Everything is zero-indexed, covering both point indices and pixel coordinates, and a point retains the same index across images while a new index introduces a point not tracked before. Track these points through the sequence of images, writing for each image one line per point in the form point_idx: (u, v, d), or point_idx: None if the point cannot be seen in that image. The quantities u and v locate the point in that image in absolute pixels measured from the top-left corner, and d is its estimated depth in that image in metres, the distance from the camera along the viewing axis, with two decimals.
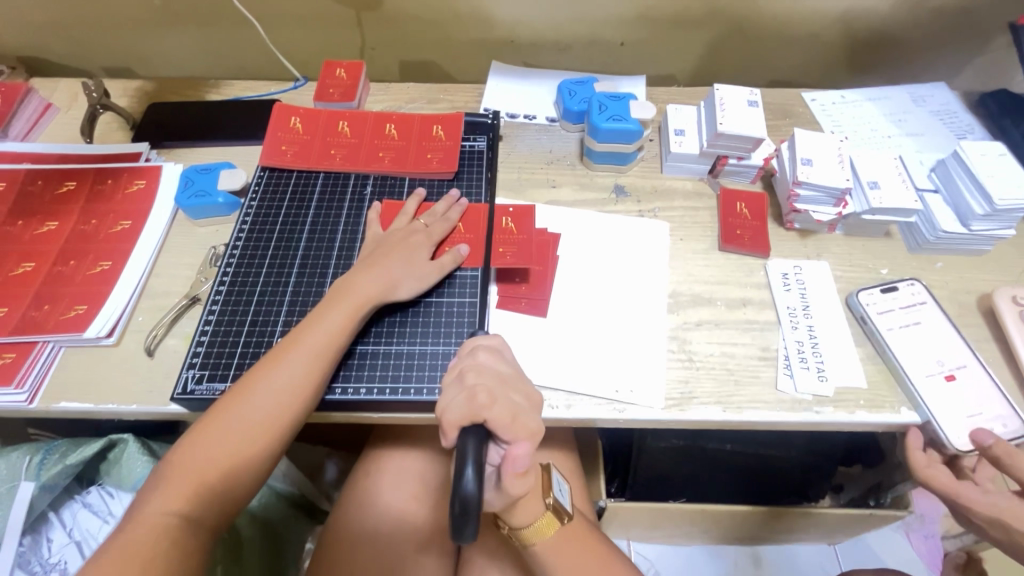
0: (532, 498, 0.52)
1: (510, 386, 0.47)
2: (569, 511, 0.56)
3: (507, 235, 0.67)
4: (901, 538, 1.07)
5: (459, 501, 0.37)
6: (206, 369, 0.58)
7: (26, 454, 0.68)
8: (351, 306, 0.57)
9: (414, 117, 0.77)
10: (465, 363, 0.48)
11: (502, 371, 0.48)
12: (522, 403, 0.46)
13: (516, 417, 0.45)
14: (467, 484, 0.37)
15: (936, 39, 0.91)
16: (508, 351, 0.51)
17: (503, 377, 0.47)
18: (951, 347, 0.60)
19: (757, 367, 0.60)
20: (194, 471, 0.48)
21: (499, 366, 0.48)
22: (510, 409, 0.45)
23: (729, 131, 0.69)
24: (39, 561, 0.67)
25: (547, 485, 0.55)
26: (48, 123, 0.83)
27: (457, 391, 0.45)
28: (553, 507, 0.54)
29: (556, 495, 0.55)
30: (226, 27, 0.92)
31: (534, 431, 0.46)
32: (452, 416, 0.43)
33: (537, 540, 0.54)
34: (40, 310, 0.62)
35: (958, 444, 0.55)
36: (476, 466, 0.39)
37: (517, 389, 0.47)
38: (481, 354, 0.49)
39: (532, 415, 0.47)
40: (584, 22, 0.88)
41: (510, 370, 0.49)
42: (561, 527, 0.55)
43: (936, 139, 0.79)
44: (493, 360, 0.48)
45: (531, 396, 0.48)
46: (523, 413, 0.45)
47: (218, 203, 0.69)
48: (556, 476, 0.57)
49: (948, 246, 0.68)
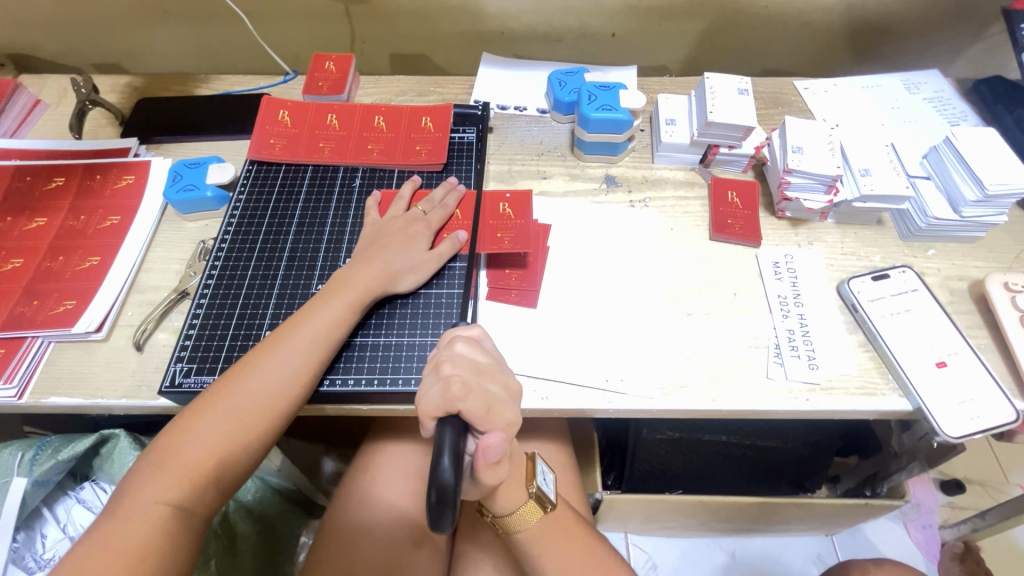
0: (513, 485, 0.53)
1: (487, 376, 0.46)
2: (552, 499, 0.56)
3: (505, 221, 0.66)
4: (898, 528, 1.07)
5: (435, 490, 0.37)
6: (194, 362, 0.58)
7: (19, 450, 0.68)
8: (352, 297, 0.57)
9: (403, 109, 0.77)
10: (442, 354, 0.47)
11: (480, 361, 0.47)
12: (499, 394, 0.46)
13: (491, 408, 0.44)
14: (443, 474, 0.37)
15: (930, 25, 0.91)
16: (486, 341, 0.51)
17: (479, 367, 0.47)
18: (943, 334, 0.59)
19: (748, 355, 0.60)
20: (188, 457, 0.48)
21: (475, 355, 0.48)
22: (486, 400, 0.44)
23: (719, 120, 0.68)
24: (33, 557, 0.67)
25: (531, 474, 0.55)
26: (37, 120, 0.82)
27: (433, 383, 0.45)
28: (536, 496, 0.54)
29: (540, 484, 0.55)
30: (216, 22, 0.92)
31: (510, 422, 0.46)
32: (428, 407, 0.43)
33: (520, 528, 0.54)
34: (30, 305, 0.62)
35: (949, 430, 0.54)
36: (453, 455, 0.39)
37: (493, 379, 0.47)
38: (459, 344, 0.48)
39: (509, 406, 0.47)
40: (575, 14, 0.87)
41: (488, 360, 0.48)
42: (544, 515, 0.55)
43: (929, 126, 0.78)
44: (471, 350, 0.48)
45: (509, 386, 0.48)
46: (498, 404, 0.45)
47: (207, 197, 0.69)
48: (540, 465, 0.56)
49: (939, 233, 0.68)
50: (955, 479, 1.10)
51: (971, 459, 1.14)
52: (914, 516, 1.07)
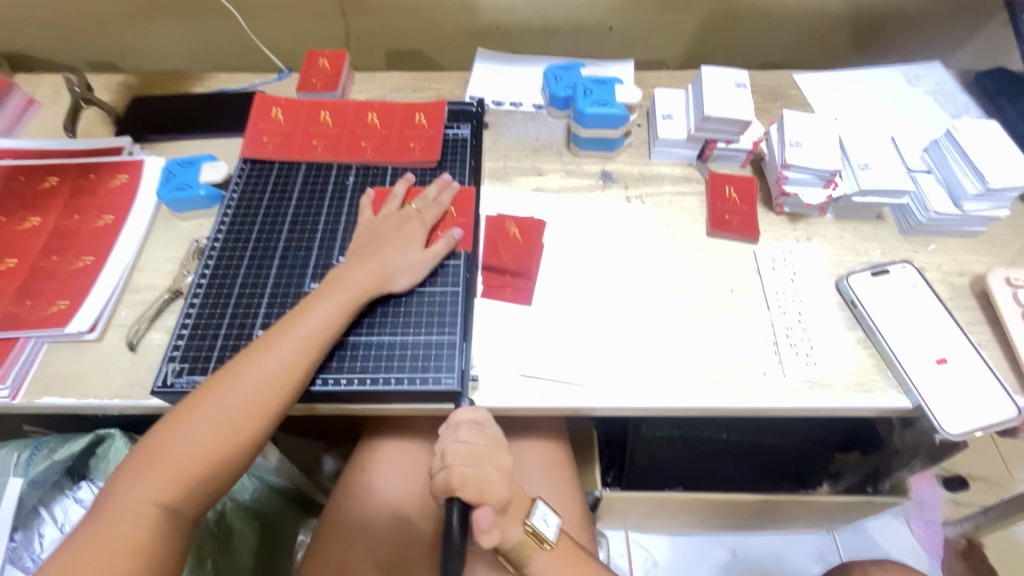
0: (507, 523, 0.53)
1: (485, 460, 0.50)
2: (552, 538, 0.55)
3: (510, 241, 0.66)
4: (901, 524, 1.07)
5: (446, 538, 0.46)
6: (187, 362, 0.57)
7: (15, 450, 0.68)
8: (346, 296, 0.57)
9: (398, 106, 0.76)
10: (445, 437, 0.51)
11: (480, 445, 0.51)
12: (495, 474, 0.51)
13: (485, 491, 0.49)
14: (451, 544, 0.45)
15: (931, 15, 0.89)
16: (489, 421, 0.53)
17: (479, 453, 0.50)
18: (943, 330, 0.59)
19: (745, 353, 0.59)
20: (178, 455, 0.48)
21: (476, 439, 0.51)
22: (481, 485, 0.49)
23: (715, 115, 0.67)
24: (32, 557, 0.67)
25: (527, 511, 0.55)
26: (31, 119, 0.82)
27: (436, 467, 0.50)
28: (533, 531, 0.54)
29: (537, 522, 0.54)
30: (210, 19, 0.91)
31: (504, 499, 0.51)
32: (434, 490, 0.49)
33: (522, 564, 0.54)
34: (23, 305, 0.62)
35: (949, 427, 0.53)
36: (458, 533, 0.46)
37: (492, 463, 0.51)
38: (462, 427, 0.51)
39: (505, 483, 0.51)
40: (570, 8, 0.86)
41: (489, 442, 0.51)
42: (543, 551, 0.54)
43: (931, 119, 0.77)
44: (473, 435, 0.51)
45: (505, 464, 0.52)
46: (493, 486, 0.50)
47: (200, 197, 0.69)
48: (541, 505, 0.56)
49: (939, 228, 0.67)
50: (959, 475, 1.09)
51: (974, 454, 1.13)
52: (917, 513, 1.06)
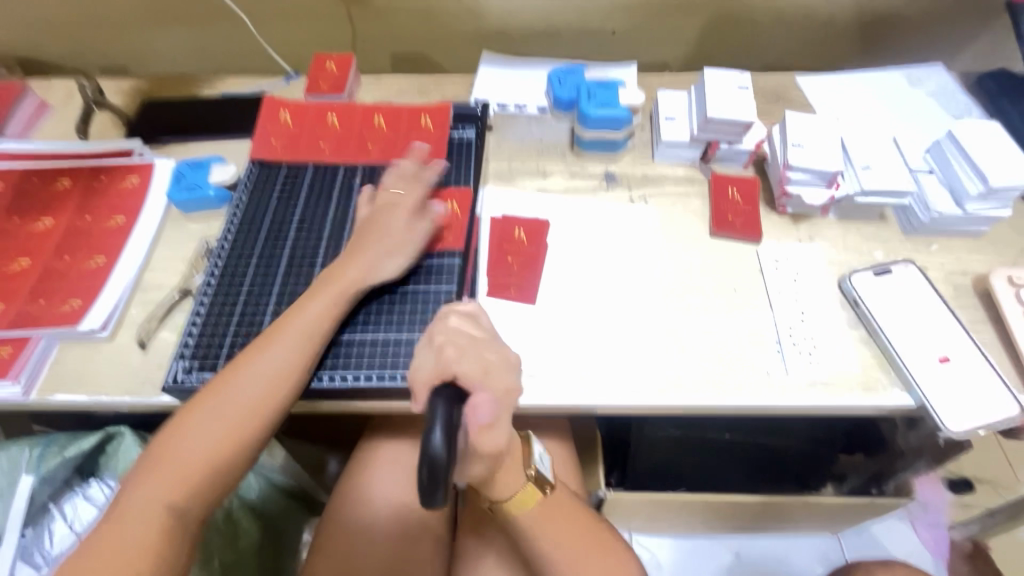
0: (515, 464, 0.52)
1: (482, 347, 0.46)
2: (551, 481, 0.56)
3: (517, 246, 0.67)
4: (906, 527, 1.06)
5: (427, 466, 0.35)
6: (197, 359, 0.58)
7: (26, 447, 0.69)
8: (336, 291, 0.58)
9: (403, 108, 0.77)
10: (436, 326, 0.47)
11: (476, 333, 0.47)
12: (494, 362, 0.46)
13: (486, 375, 0.44)
14: (434, 447, 0.36)
15: (933, 18, 0.90)
16: (484, 315, 0.50)
17: (476, 339, 0.46)
18: (945, 329, 0.59)
19: (748, 352, 0.60)
20: (185, 457, 0.49)
21: (470, 327, 0.47)
22: (479, 369, 0.44)
23: (718, 116, 0.68)
24: (42, 553, 0.67)
25: (528, 456, 0.55)
26: (44, 123, 0.84)
27: (427, 354, 0.45)
28: (535, 478, 0.55)
29: (538, 467, 0.55)
30: (219, 24, 0.93)
31: (505, 390, 0.45)
32: (422, 377, 0.43)
33: (518, 512, 0.54)
34: (36, 304, 0.63)
35: (951, 425, 0.54)
36: (445, 428, 0.37)
37: (489, 350, 0.46)
38: (454, 317, 0.48)
39: (507, 374, 0.46)
40: (574, 12, 0.87)
41: (484, 332, 0.48)
42: (543, 497, 0.55)
43: (933, 120, 0.78)
44: (465, 322, 0.47)
45: (507, 357, 0.47)
46: (493, 372, 0.45)
47: (210, 197, 0.71)
48: (537, 447, 0.57)
49: (942, 228, 0.67)
50: (964, 477, 1.09)
51: (980, 457, 1.12)
52: (922, 515, 1.05)
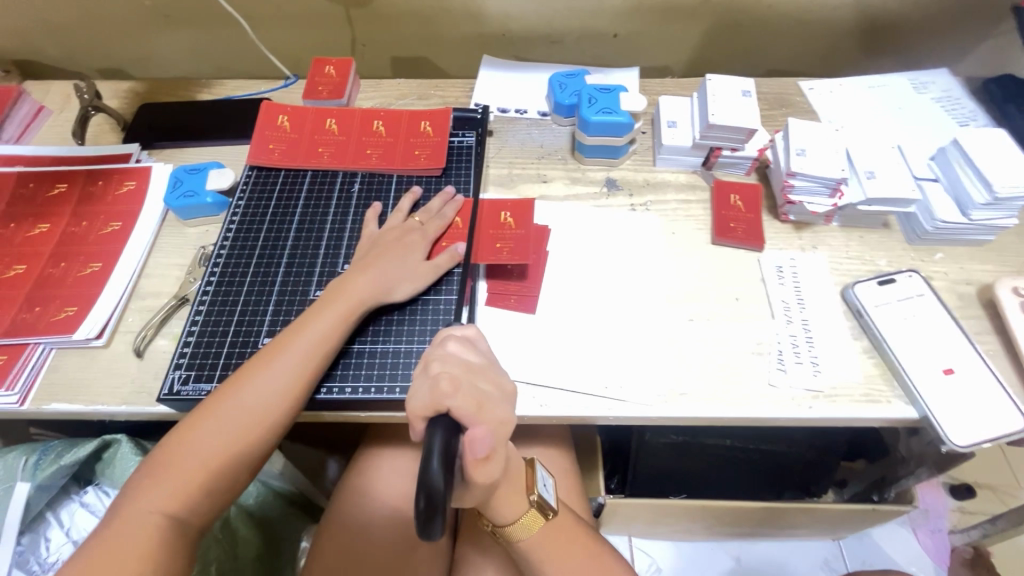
0: (516, 492, 0.53)
1: (479, 375, 0.45)
2: (553, 506, 0.56)
3: (505, 230, 0.66)
4: (908, 533, 1.05)
5: (424, 496, 0.34)
6: (193, 369, 0.57)
7: (23, 455, 0.69)
8: (345, 309, 0.57)
9: (402, 114, 0.76)
10: (434, 353, 0.47)
11: (472, 360, 0.47)
12: (491, 392, 0.45)
13: (482, 405, 0.43)
14: (433, 477, 0.34)
15: (936, 22, 0.89)
16: (481, 341, 0.50)
17: (472, 366, 0.46)
18: (950, 340, 0.58)
19: (750, 362, 0.59)
20: (183, 466, 0.48)
21: (467, 355, 0.47)
22: (476, 398, 0.43)
23: (720, 123, 0.68)
24: (38, 561, 0.67)
25: (531, 481, 0.55)
26: (40, 126, 0.83)
27: (422, 381, 0.44)
28: (537, 503, 0.54)
29: (540, 491, 0.55)
30: (217, 27, 0.92)
31: (501, 422, 0.44)
32: (417, 408, 0.41)
33: (521, 537, 0.54)
34: (32, 312, 0.62)
35: (956, 438, 0.53)
36: (443, 458, 0.36)
37: (486, 378, 0.46)
38: (451, 344, 0.47)
39: (502, 405, 0.45)
40: (576, 15, 0.86)
41: (481, 360, 0.47)
42: (545, 523, 0.55)
43: (937, 127, 0.77)
44: (463, 349, 0.47)
45: (502, 386, 0.46)
46: (489, 402, 0.43)
47: (207, 203, 0.69)
48: (540, 471, 0.57)
49: (947, 237, 0.66)
50: (966, 483, 1.08)
51: (981, 463, 1.12)
52: (924, 521, 1.05)
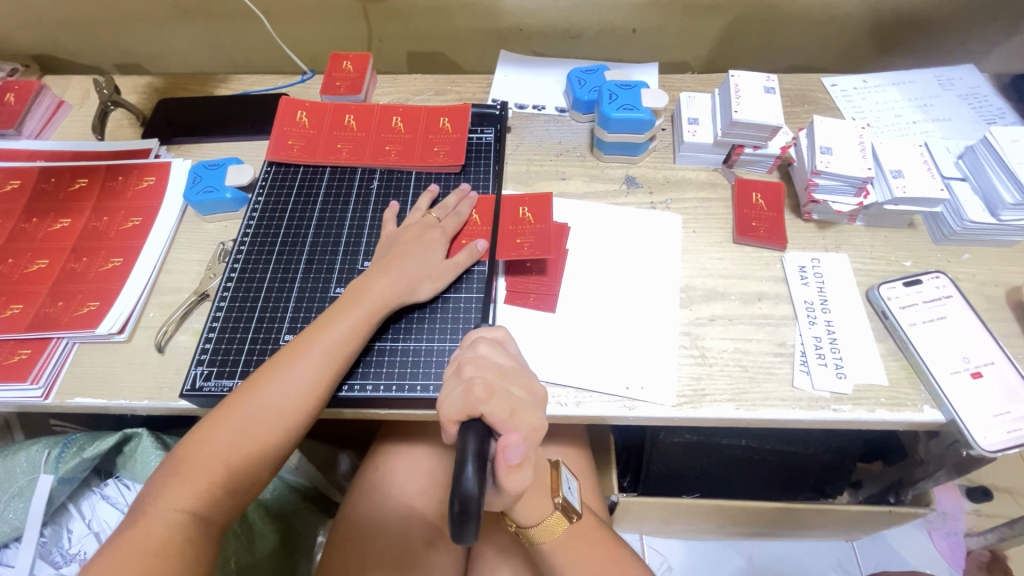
0: (540, 495, 0.53)
1: (511, 380, 0.45)
2: (578, 509, 0.55)
3: (524, 226, 0.65)
4: (923, 536, 1.04)
5: (458, 500, 0.34)
6: (215, 365, 0.58)
7: (46, 447, 0.69)
8: (368, 309, 0.56)
9: (421, 110, 0.76)
10: (465, 356, 0.47)
11: (503, 364, 0.46)
12: (522, 396, 0.45)
13: (515, 412, 0.43)
14: (467, 482, 0.35)
15: (963, 17, 0.87)
16: (511, 344, 0.50)
17: (503, 370, 0.46)
18: (977, 342, 0.57)
19: (772, 364, 0.58)
20: (207, 462, 0.48)
21: (498, 358, 0.47)
22: (508, 404, 0.43)
23: (744, 120, 0.67)
24: (61, 552, 0.68)
25: (556, 483, 0.54)
26: (61, 121, 0.83)
27: (454, 385, 0.44)
28: (562, 506, 0.54)
29: (565, 494, 0.54)
30: (234, 21, 0.92)
31: (533, 428, 0.44)
32: (450, 412, 0.41)
33: (545, 538, 0.55)
34: (55, 306, 0.63)
35: (985, 443, 0.52)
36: (476, 463, 0.36)
37: (517, 383, 0.45)
38: (483, 346, 0.47)
39: (534, 411, 0.45)
40: (594, 9, 0.85)
41: (513, 363, 0.47)
42: (569, 526, 0.55)
43: (964, 125, 0.76)
44: (494, 352, 0.47)
45: (533, 391, 0.46)
46: (522, 408, 0.43)
47: (227, 199, 0.69)
48: (565, 473, 0.56)
49: (974, 238, 0.65)
50: (983, 486, 1.07)
51: (999, 465, 1.10)
52: (940, 525, 1.04)
